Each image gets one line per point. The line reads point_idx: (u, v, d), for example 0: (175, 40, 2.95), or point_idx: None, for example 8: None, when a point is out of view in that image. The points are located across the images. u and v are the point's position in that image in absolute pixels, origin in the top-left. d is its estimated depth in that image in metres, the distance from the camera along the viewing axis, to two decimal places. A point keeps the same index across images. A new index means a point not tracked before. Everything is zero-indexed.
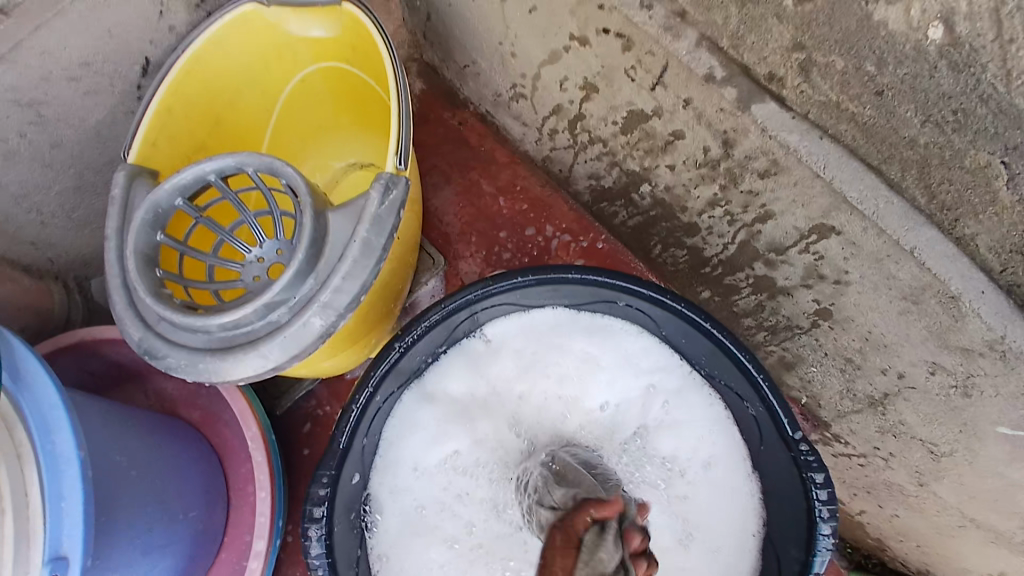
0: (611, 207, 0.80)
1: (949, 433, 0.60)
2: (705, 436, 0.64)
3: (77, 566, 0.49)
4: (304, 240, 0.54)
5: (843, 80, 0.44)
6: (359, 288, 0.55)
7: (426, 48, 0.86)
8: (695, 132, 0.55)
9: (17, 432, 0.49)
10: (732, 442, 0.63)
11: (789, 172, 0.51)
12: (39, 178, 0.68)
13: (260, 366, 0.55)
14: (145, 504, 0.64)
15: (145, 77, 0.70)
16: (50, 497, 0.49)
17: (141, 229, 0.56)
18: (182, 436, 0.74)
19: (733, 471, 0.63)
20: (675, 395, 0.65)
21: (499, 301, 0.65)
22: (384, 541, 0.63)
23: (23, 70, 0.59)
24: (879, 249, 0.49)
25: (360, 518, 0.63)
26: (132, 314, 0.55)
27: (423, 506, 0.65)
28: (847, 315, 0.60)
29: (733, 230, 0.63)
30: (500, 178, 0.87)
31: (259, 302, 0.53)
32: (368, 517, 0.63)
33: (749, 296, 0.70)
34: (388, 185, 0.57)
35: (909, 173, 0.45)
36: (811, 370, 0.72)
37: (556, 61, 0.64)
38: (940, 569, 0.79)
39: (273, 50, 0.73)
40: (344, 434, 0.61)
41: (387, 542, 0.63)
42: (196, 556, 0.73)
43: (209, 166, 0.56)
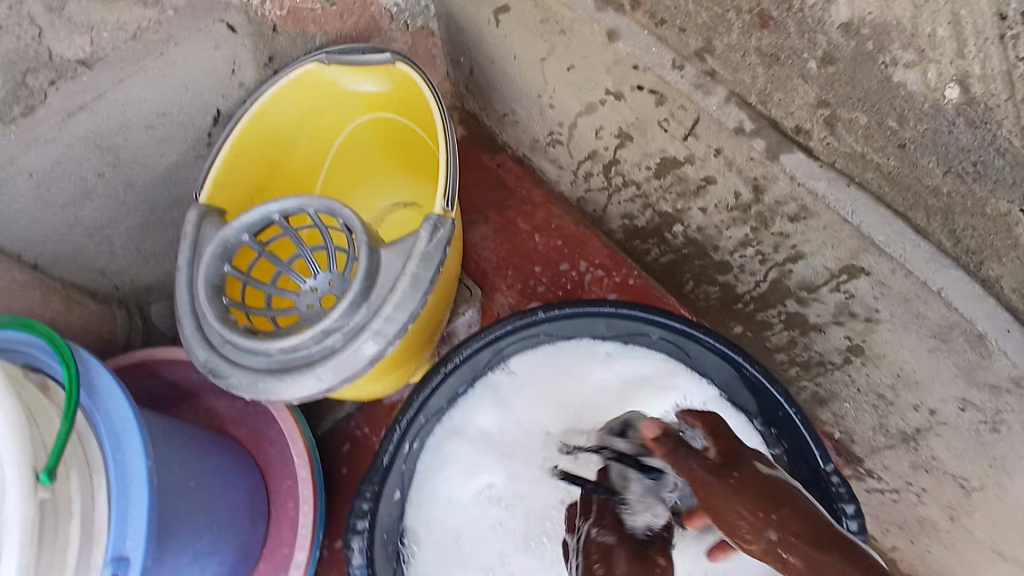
0: (644, 245, 0.83)
1: (979, 468, 0.61)
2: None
3: (136, 568, 0.52)
4: (358, 274, 0.59)
5: (867, 134, 0.48)
6: (407, 316, 0.59)
7: (467, 98, 0.92)
8: (727, 177, 0.59)
9: (89, 442, 0.54)
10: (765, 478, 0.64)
11: (818, 216, 0.53)
12: (112, 214, 0.74)
13: (314, 388, 0.58)
14: (197, 518, 0.68)
15: (215, 127, 0.76)
16: (116, 501, 0.54)
17: (212, 261, 0.61)
18: (232, 454, 0.78)
19: None
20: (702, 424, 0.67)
21: (533, 331, 0.69)
22: (422, 570, 0.66)
23: (105, 118, 0.65)
24: (908, 289, 0.51)
25: (398, 551, 0.66)
26: (201, 337, 0.60)
27: (459, 536, 0.68)
28: (879, 352, 0.62)
29: (765, 269, 0.66)
30: (536, 217, 0.91)
31: (317, 328, 0.58)
32: (406, 549, 0.66)
33: (781, 331, 0.72)
34: (436, 225, 0.62)
35: (935, 219, 0.48)
36: (844, 406, 0.74)
37: (592, 112, 0.69)
38: None
39: (329, 103, 0.79)
40: (388, 452, 0.66)
41: (424, 573, 0.66)
42: (239, 571, 0.76)
43: (273, 206, 0.62)
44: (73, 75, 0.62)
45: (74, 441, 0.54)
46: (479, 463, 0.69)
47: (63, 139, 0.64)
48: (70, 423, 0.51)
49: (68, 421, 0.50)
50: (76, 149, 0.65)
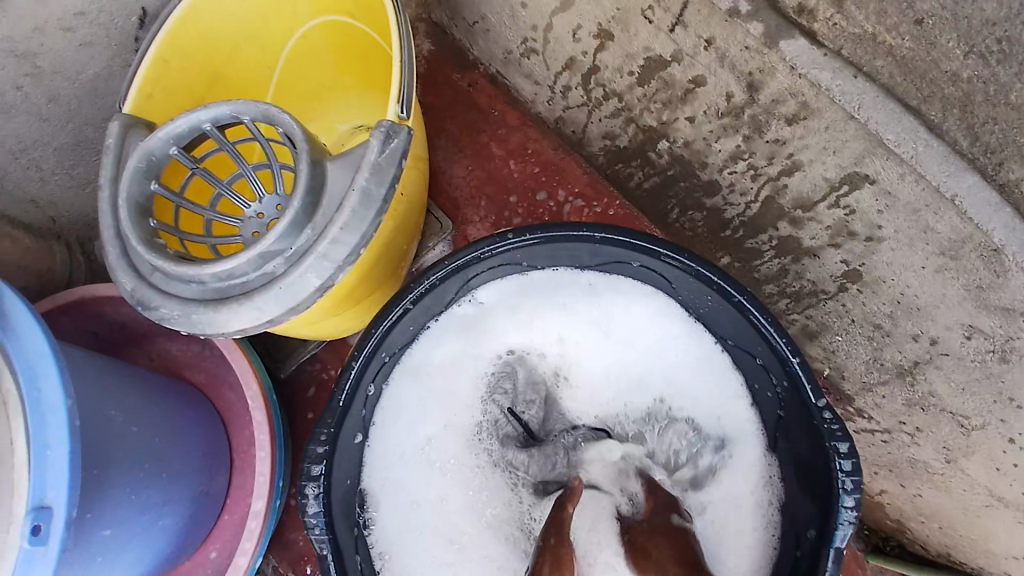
0: (626, 169, 0.76)
1: (982, 403, 0.57)
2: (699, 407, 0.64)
3: (60, 519, 0.47)
4: (299, 190, 0.52)
5: (880, 9, 0.42)
6: (357, 240, 0.53)
7: (434, 7, 0.83)
8: (718, 76, 0.52)
9: (2, 379, 0.48)
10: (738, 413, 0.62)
11: (821, 114, 0.47)
12: (37, 133, 0.66)
13: (255, 318, 0.53)
14: (144, 464, 0.62)
15: (142, 30, 0.68)
16: (35, 444, 0.47)
17: (134, 177, 0.54)
18: (184, 398, 0.73)
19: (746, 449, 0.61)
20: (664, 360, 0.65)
21: (498, 260, 0.62)
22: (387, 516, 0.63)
23: (16, 18, 0.57)
24: (919, 199, 0.46)
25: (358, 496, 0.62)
26: (125, 264, 0.53)
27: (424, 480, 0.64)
28: (878, 276, 0.56)
29: (757, 185, 0.59)
30: (511, 141, 0.84)
31: (254, 252, 0.51)
32: (369, 495, 0.62)
33: (772, 259, 0.66)
34: (390, 133, 0.54)
35: (951, 112, 0.42)
36: (836, 340, 0.69)
37: (568, 8, 0.61)
38: (963, 553, 0.76)
39: (272, 4, 0.71)
40: (343, 391, 0.59)
41: (385, 518, 0.62)
42: (198, 520, 0.72)
43: (204, 114, 0.54)
44: None
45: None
46: (434, 407, 0.66)
47: None
48: None
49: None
50: None
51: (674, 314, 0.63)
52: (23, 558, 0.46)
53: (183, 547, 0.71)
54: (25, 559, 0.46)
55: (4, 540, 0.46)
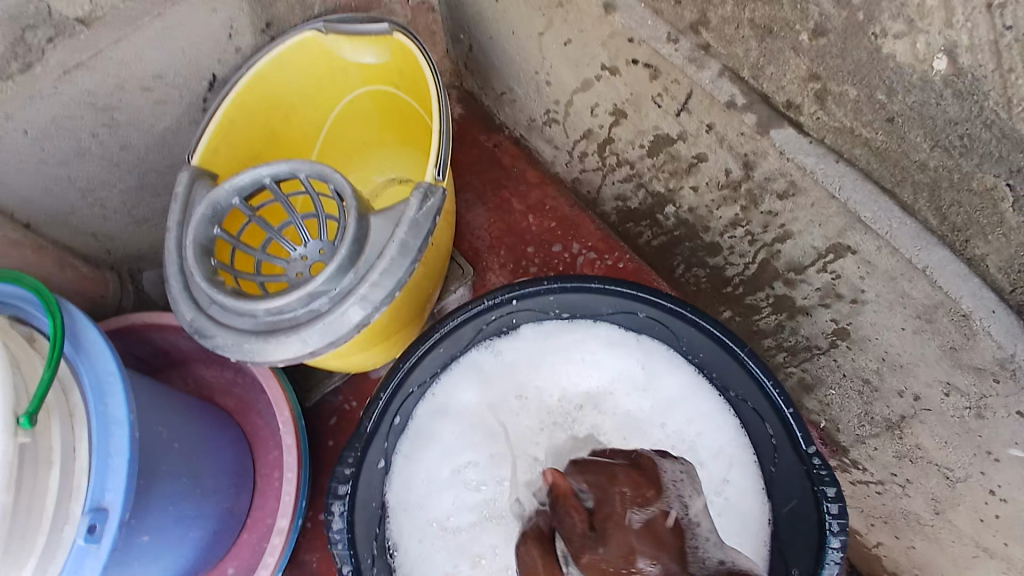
0: (636, 228, 0.83)
1: (964, 456, 0.61)
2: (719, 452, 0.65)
3: (115, 519, 0.52)
4: (346, 240, 0.58)
5: (855, 107, 0.48)
6: (394, 285, 0.59)
7: (465, 77, 0.93)
8: (717, 154, 0.59)
9: (72, 394, 0.54)
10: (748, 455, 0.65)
11: (807, 193, 0.53)
12: (106, 175, 0.74)
13: (299, 350, 0.58)
14: (181, 478, 0.67)
15: (211, 92, 0.76)
16: (98, 452, 0.53)
17: (201, 222, 0.61)
18: (218, 421, 0.78)
19: (746, 492, 0.64)
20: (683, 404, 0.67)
21: (519, 308, 0.69)
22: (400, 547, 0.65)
23: (102, 76, 0.65)
24: (895, 268, 0.52)
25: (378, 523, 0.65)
26: (186, 297, 0.60)
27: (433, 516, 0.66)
28: (864, 335, 0.62)
29: (754, 250, 0.66)
30: (530, 197, 0.91)
31: (303, 291, 0.57)
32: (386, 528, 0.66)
33: (769, 315, 0.72)
34: (427, 193, 0.61)
35: (921, 195, 0.48)
36: (830, 393, 0.74)
37: (588, 88, 0.69)
38: None
39: (327, 74, 0.79)
40: (371, 419, 0.66)
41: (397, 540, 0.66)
42: (221, 538, 0.76)
43: (265, 170, 0.61)
44: (71, 33, 0.61)
45: (56, 391, 0.53)
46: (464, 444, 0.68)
47: (65, 94, 0.64)
48: (54, 370, 0.50)
49: (52, 368, 0.50)
50: (71, 106, 0.65)
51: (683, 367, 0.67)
52: (77, 556, 0.51)
53: (206, 562, 0.76)
54: (80, 557, 0.51)
55: (62, 537, 0.50)
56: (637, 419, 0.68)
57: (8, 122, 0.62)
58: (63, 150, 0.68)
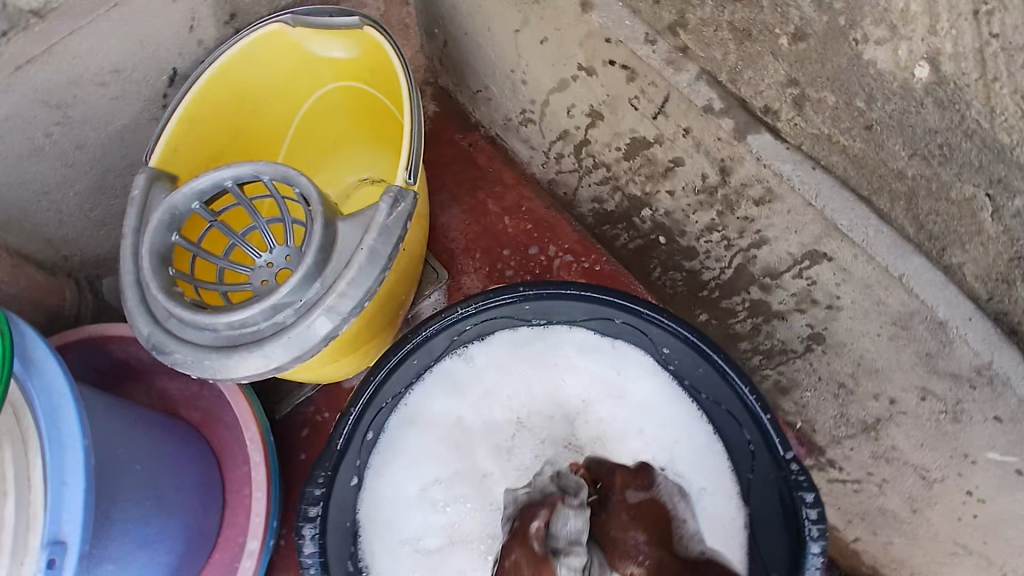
0: (613, 230, 0.82)
1: (940, 458, 0.61)
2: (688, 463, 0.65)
3: (73, 552, 0.49)
4: (311, 248, 0.56)
5: (834, 114, 0.48)
6: (364, 295, 0.57)
7: (441, 73, 0.91)
8: (694, 159, 0.58)
9: (24, 418, 0.51)
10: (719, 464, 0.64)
11: (782, 200, 0.53)
12: (61, 176, 0.71)
13: (262, 365, 0.56)
14: (141, 498, 0.64)
15: (171, 87, 0.74)
16: (52, 481, 0.50)
17: (158, 229, 0.58)
18: (184, 436, 0.75)
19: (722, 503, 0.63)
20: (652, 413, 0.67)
21: (493, 314, 0.67)
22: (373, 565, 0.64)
23: (56, 73, 0.62)
24: (870, 276, 0.51)
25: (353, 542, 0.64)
26: (143, 310, 0.57)
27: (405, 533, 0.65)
28: (840, 339, 0.62)
29: (730, 254, 0.65)
30: (506, 199, 0.90)
31: (266, 303, 0.55)
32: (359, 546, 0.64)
33: (745, 319, 0.72)
34: (397, 198, 0.59)
35: (899, 204, 0.48)
36: (805, 396, 0.74)
37: (564, 89, 0.67)
38: None
39: (294, 69, 0.77)
40: (342, 436, 0.64)
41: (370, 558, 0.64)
42: (191, 559, 0.73)
43: (226, 174, 0.59)
44: (26, 27, 0.57)
45: (7, 418, 0.50)
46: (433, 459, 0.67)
47: (17, 91, 0.60)
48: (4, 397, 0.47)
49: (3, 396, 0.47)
50: (25, 103, 0.62)
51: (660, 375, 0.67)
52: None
53: None
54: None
55: (20, 571, 0.48)
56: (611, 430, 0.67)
57: None
58: (15, 150, 0.65)
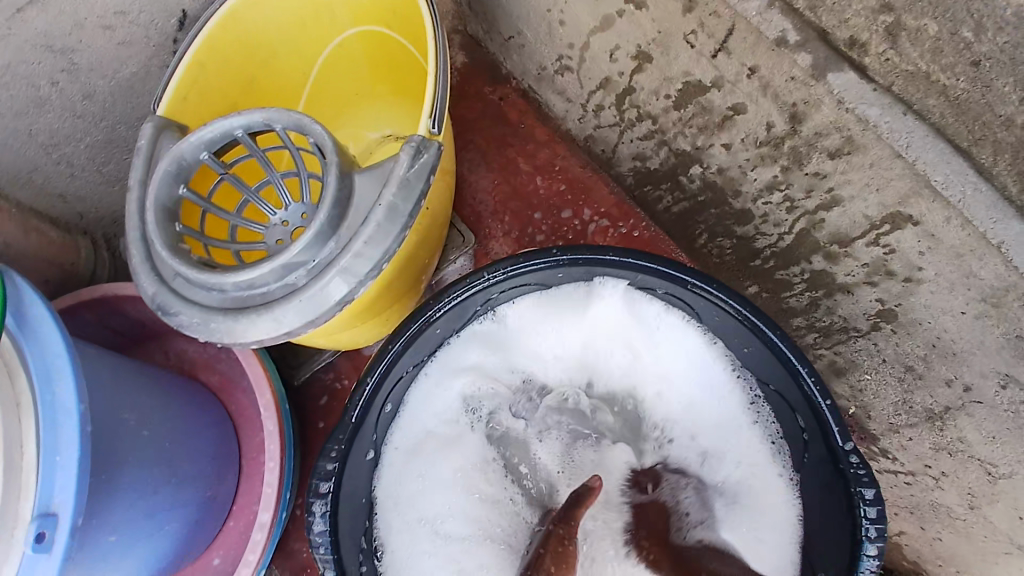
0: (655, 191, 0.75)
1: (1011, 453, 0.56)
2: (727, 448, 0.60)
3: (66, 526, 0.45)
4: (326, 201, 0.50)
5: (935, 47, 0.39)
6: (381, 255, 0.51)
7: (469, 19, 0.83)
8: (759, 104, 0.51)
9: (18, 380, 0.47)
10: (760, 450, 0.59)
11: (865, 150, 0.45)
12: (70, 129, 0.66)
13: (273, 330, 0.51)
14: (153, 466, 0.61)
15: (181, 32, 0.68)
16: (44, 449, 0.46)
17: (163, 181, 0.53)
18: (197, 402, 0.71)
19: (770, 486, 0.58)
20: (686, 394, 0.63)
21: (524, 280, 0.61)
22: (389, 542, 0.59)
23: (57, 15, 0.57)
24: (963, 243, 0.44)
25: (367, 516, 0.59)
26: (148, 269, 0.52)
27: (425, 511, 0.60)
28: (915, 317, 0.54)
29: (792, 219, 0.58)
30: (538, 157, 0.83)
31: (277, 262, 0.49)
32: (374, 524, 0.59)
33: (802, 292, 0.65)
34: (420, 147, 0.53)
35: (1002, 157, 0.40)
36: (864, 377, 0.67)
37: (608, 28, 0.60)
38: None
39: (311, 12, 0.71)
40: (357, 407, 0.57)
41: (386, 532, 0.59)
42: (205, 527, 0.70)
43: (236, 121, 0.53)
44: None
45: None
46: (450, 440, 0.63)
47: (18, 35, 0.56)
48: None
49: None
50: (25, 50, 0.57)
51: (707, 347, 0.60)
52: (28, 563, 0.44)
53: (187, 552, 0.70)
54: (32, 564, 0.45)
55: (11, 541, 0.44)
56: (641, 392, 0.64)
57: None
58: (20, 101, 0.60)
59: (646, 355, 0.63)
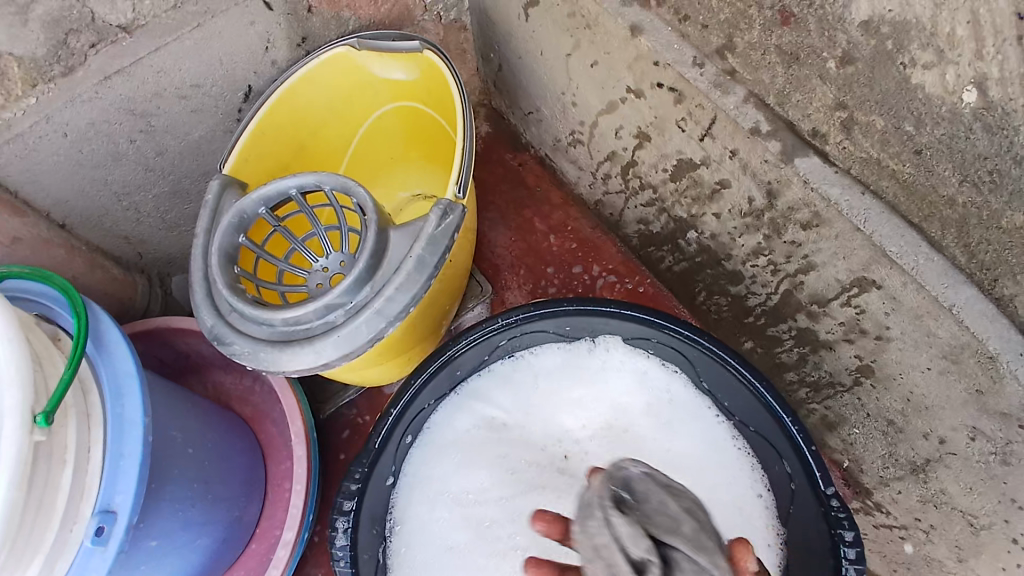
0: (658, 252, 0.82)
1: (988, 504, 0.57)
2: (728, 518, 0.62)
3: (122, 523, 0.52)
4: (365, 252, 0.58)
5: (882, 139, 0.47)
6: (409, 300, 0.58)
7: (494, 96, 0.94)
8: (741, 181, 0.58)
9: (90, 393, 0.54)
10: (752, 514, 0.62)
11: (831, 225, 0.52)
12: (141, 179, 0.76)
13: (312, 361, 0.58)
14: (192, 484, 0.67)
15: (246, 102, 0.78)
16: (110, 455, 0.53)
17: (227, 231, 0.62)
18: (233, 428, 0.78)
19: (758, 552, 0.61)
20: (689, 463, 0.65)
21: (539, 327, 0.68)
22: (401, 553, 0.65)
23: (140, 84, 0.67)
24: (920, 305, 0.49)
25: (383, 531, 0.64)
26: (208, 304, 0.60)
27: (439, 531, 0.65)
28: (889, 373, 0.60)
29: (777, 280, 0.64)
30: (552, 218, 0.91)
31: (320, 302, 0.57)
32: (392, 534, 0.65)
33: (792, 348, 0.70)
34: (446, 210, 0.61)
35: (949, 232, 0.47)
36: (853, 432, 0.71)
37: (613, 111, 0.69)
38: None
39: (357, 88, 0.81)
40: (380, 435, 0.64)
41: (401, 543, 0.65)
42: (230, 546, 0.76)
43: (291, 182, 0.62)
44: (114, 40, 0.64)
45: (77, 390, 0.53)
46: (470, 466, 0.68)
47: (104, 99, 0.66)
48: (74, 371, 0.50)
49: (72, 368, 0.50)
50: (109, 112, 0.67)
51: (707, 403, 0.65)
52: (83, 556, 0.50)
53: (212, 571, 0.75)
54: (86, 558, 0.51)
55: (71, 537, 0.50)
56: (656, 441, 0.66)
57: (48, 124, 0.64)
58: (100, 154, 0.70)
59: (663, 408, 0.67)
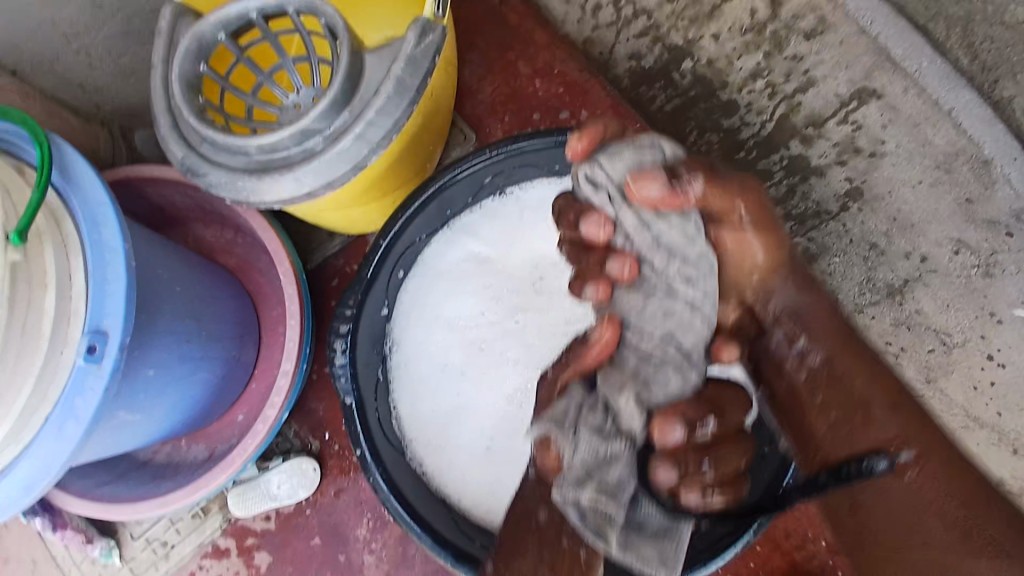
0: (649, 92, 0.76)
1: (964, 318, 0.67)
2: None
3: (115, 342, 0.52)
4: (339, 74, 0.55)
5: None
6: (391, 125, 0.57)
7: None
8: None
9: (64, 222, 0.53)
10: None
11: None
12: (89, 19, 0.70)
13: (293, 190, 0.56)
14: (182, 323, 0.67)
15: None
16: (94, 279, 0.52)
17: (187, 57, 0.58)
18: (221, 275, 0.78)
19: None
20: None
21: (523, 159, 0.67)
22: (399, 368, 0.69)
23: None
24: None
25: (382, 351, 0.69)
26: (176, 136, 0.57)
27: (434, 351, 0.69)
28: (880, 192, 0.68)
29: (773, 103, 0.71)
30: (536, 59, 0.80)
31: (295, 127, 0.55)
32: (389, 353, 0.69)
33: (781, 181, 0.70)
34: (425, 28, 0.57)
35: None
36: (833, 261, 0.69)
37: None
38: None
39: None
40: (371, 266, 0.66)
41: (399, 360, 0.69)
42: (230, 383, 0.78)
43: (252, 4, 0.59)
44: None
45: (48, 217, 0.52)
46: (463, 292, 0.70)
47: None
48: (42, 194, 0.49)
49: (40, 192, 0.49)
50: None
51: None
52: (78, 374, 0.51)
53: (216, 407, 0.78)
54: (82, 376, 0.51)
55: (62, 359, 0.51)
56: None
57: None
58: None
59: None
